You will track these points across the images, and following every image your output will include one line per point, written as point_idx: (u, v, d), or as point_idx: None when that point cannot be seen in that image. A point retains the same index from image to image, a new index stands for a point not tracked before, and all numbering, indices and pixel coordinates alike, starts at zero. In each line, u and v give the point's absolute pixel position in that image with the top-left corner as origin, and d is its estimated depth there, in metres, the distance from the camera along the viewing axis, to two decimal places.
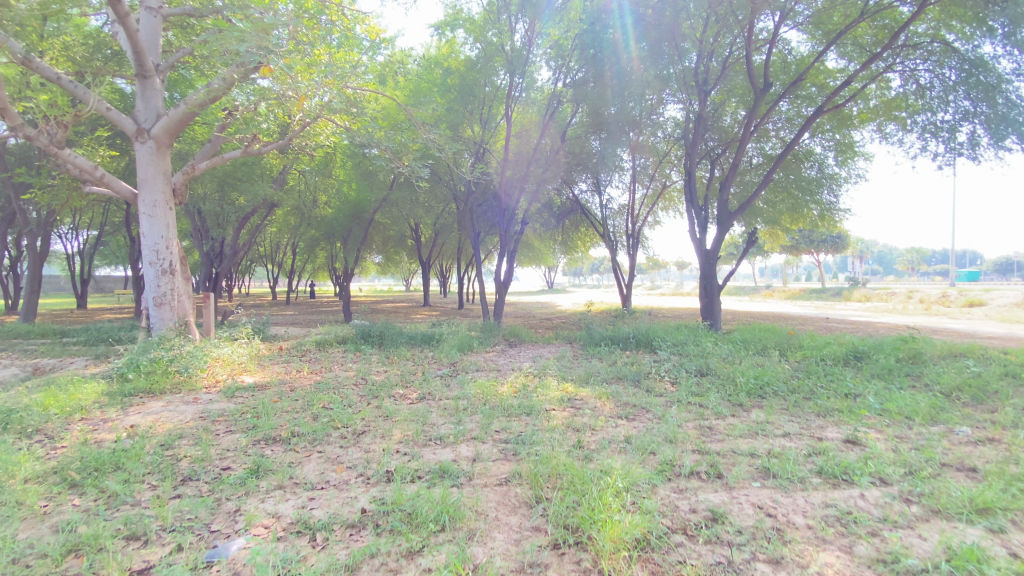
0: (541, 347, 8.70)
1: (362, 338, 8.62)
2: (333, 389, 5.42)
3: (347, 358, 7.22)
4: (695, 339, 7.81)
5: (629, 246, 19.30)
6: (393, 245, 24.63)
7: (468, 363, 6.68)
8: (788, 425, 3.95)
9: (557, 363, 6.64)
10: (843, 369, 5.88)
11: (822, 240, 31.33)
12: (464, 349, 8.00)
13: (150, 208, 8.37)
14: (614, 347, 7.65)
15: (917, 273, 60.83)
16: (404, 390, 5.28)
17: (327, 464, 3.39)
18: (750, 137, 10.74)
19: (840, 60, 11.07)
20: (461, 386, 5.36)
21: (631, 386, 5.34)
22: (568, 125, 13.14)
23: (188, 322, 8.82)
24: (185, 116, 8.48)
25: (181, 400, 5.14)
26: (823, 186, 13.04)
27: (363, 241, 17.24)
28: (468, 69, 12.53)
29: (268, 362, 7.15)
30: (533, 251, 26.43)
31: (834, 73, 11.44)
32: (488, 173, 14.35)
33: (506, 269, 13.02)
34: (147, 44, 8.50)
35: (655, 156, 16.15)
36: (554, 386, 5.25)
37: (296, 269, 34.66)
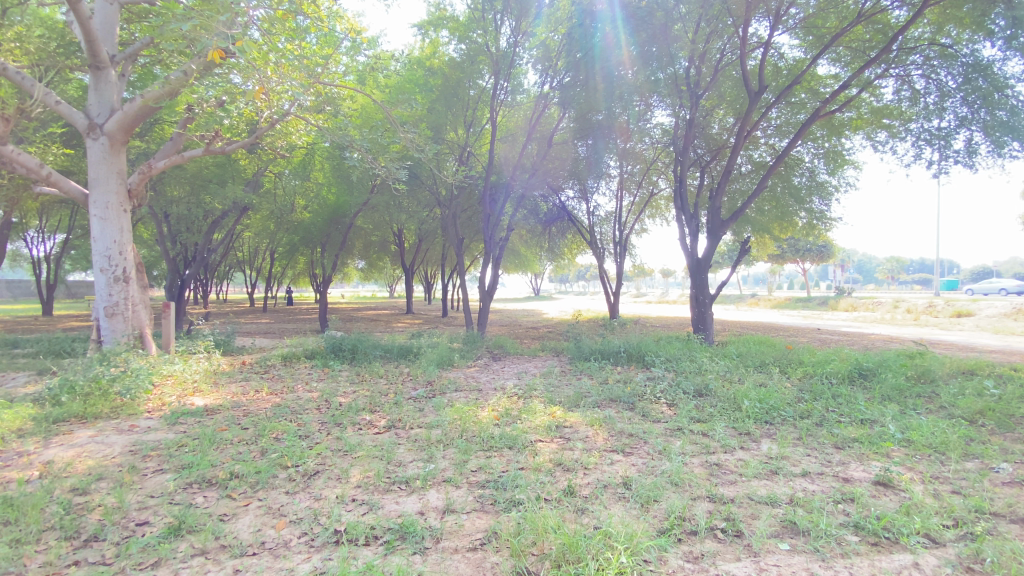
0: (527, 361, 8.18)
1: (333, 352, 7.98)
2: (291, 415, 4.81)
3: (313, 376, 6.59)
4: (689, 353, 7.35)
5: (616, 254, 18.90)
6: (376, 250, 23.91)
7: (446, 381, 6.12)
8: (806, 462, 3.47)
9: (543, 382, 6.10)
10: (851, 389, 5.44)
11: (806, 248, 31.47)
12: (443, 365, 7.43)
13: (101, 210, 7.67)
14: (605, 363, 7.15)
15: (897, 282, 61.71)
16: (371, 417, 4.69)
17: (266, 518, 2.81)
18: (744, 143, 10.32)
19: (832, 66, 10.82)
20: (436, 412, 4.79)
21: (625, 410, 4.83)
22: (555, 129, 12.65)
23: (144, 335, 8.12)
24: (141, 112, 7.79)
25: (115, 429, 4.48)
26: (813, 194, 12.73)
27: (341, 247, 16.60)
28: (452, 69, 12.00)
29: (225, 380, 6.49)
30: (519, 258, 25.96)
31: (825, 80, 11.19)
32: (471, 178, 13.80)
33: (491, 277, 12.44)
34: (102, 33, 7.82)
35: (643, 164, 15.80)
36: (540, 411, 4.72)
37: (276, 275, 33.71)
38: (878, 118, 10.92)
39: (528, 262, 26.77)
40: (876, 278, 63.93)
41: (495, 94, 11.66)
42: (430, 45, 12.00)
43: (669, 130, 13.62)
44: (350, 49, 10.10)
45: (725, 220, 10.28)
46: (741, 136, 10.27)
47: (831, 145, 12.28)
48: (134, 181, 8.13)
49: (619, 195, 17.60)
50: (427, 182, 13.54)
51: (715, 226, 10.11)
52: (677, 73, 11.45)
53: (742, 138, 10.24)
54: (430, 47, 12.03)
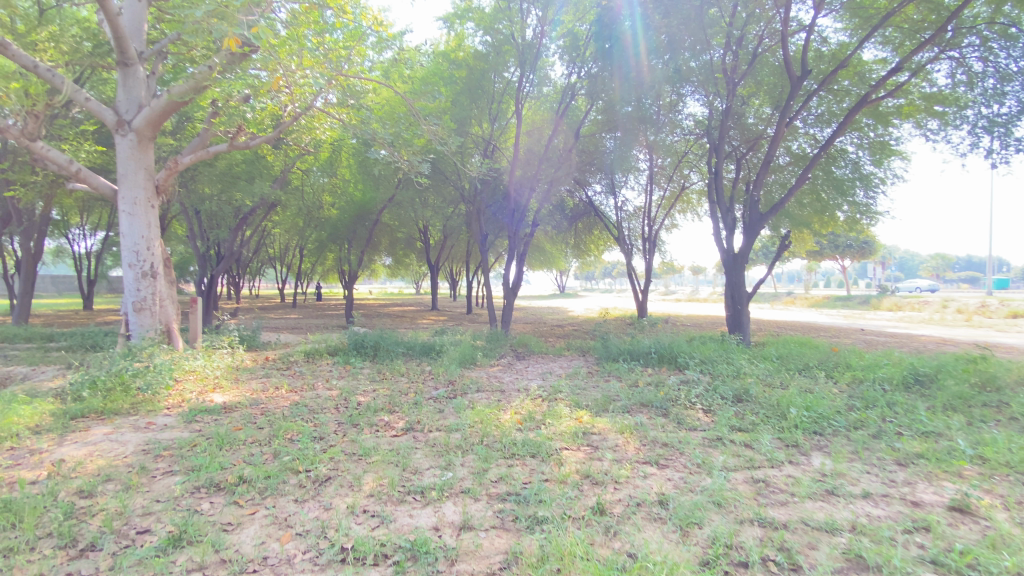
0: (552, 361, 7.90)
1: (355, 348, 7.86)
2: (308, 414, 4.67)
3: (334, 373, 6.45)
4: (725, 355, 6.94)
5: (645, 250, 18.38)
6: (402, 247, 23.96)
7: (468, 381, 5.89)
8: (866, 481, 3.11)
9: (570, 383, 5.81)
10: (908, 397, 4.99)
11: (846, 244, 30.09)
12: (466, 363, 7.21)
13: (129, 206, 7.71)
14: (634, 364, 6.80)
15: (941, 280, 58.90)
16: (389, 418, 4.50)
17: (272, 529, 2.62)
18: (784, 133, 9.72)
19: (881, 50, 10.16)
20: (457, 414, 4.56)
21: (658, 416, 4.51)
22: (582, 122, 12.25)
23: (171, 330, 8.15)
24: (167, 107, 7.79)
25: (132, 426, 4.41)
26: (856, 185, 11.98)
27: (367, 242, 16.64)
28: (477, 62, 11.75)
29: (247, 376, 6.42)
30: (545, 254, 25.63)
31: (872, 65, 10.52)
32: (496, 173, 13.54)
33: (515, 272, 12.14)
34: (130, 30, 7.86)
35: (673, 157, 15.26)
36: (566, 415, 4.44)
37: (305, 271, 34.27)
38: (929, 105, 10.19)
39: (553, 258, 26.41)
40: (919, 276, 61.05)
41: (521, 86, 11.36)
42: (455, 38, 11.77)
43: (702, 122, 13.06)
44: (377, 44, 9.99)
45: (764, 214, 9.70)
46: (780, 125, 9.66)
47: (876, 135, 11.54)
48: (161, 177, 8.17)
49: (649, 190, 17.13)
50: (452, 178, 13.36)
51: (753, 220, 9.54)
52: (711, 62, 10.96)
53: (782, 127, 9.64)
54: (455, 40, 11.81)
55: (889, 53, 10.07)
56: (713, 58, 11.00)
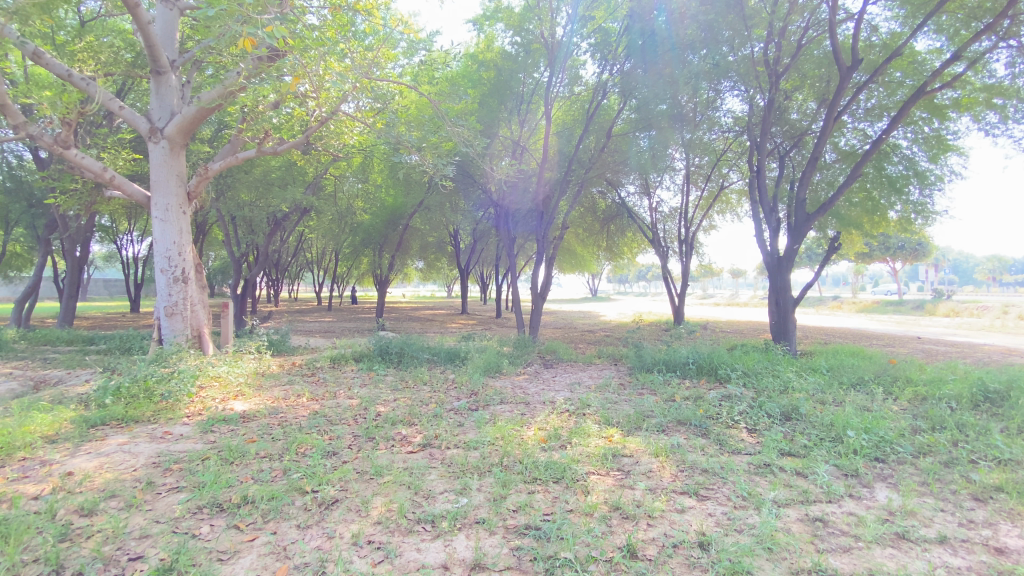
0: (582, 370, 7.54)
1: (379, 355, 7.68)
2: (324, 425, 4.49)
3: (356, 381, 6.30)
4: (770, 367, 6.43)
5: (681, 253, 17.76)
6: (433, 250, 24.02)
7: (492, 392, 5.62)
8: (943, 522, 2.67)
9: (599, 396, 5.47)
10: (982, 418, 4.42)
11: (898, 245, 28.42)
12: (491, 372, 6.94)
13: (162, 212, 7.82)
14: (670, 376, 6.38)
15: (1003, 283, 55.17)
16: (407, 431, 4.26)
17: (269, 560, 2.42)
18: (832, 127, 9.05)
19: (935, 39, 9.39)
20: (477, 429, 4.29)
21: (696, 437, 4.12)
22: (613, 123, 11.85)
23: (201, 334, 8.22)
24: (198, 114, 7.87)
25: (149, 436, 4.34)
26: (911, 183, 11.15)
27: (398, 246, 16.69)
28: (506, 63, 11.53)
29: (270, 383, 6.34)
30: (577, 257, 25.18)
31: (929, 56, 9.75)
32: (525, 175, 13.27)
33: (545, 277, 11.82)
34: (163, 39, 7.98)
35: (711, 156, 14.65)
36: (594, 434, 4.11)
37: (340, 274, 34.87)
38: (987, 98, 9.37)
39: (585, 261, 25.94)
40: (978, 278, 57.38)
41: (549, 88, 11.07)
42: (485, 40, 11.58)
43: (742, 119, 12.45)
44: (406, 49, 9.92)
45: (811, 213, 8.98)
46: (828, 120, 9.00)
47: (932, 129, 10.70)
48: (193, 183, 8.26)
49: (685, 190, 16.55)
50: (481, 181, 13.20)
51: (798, 221, 8.83)
52: (751, 55, 10.45)
53: (829, 121, 8.97)
54: (484, 42, 11.62)
55: (945, 43, 9.30)
56: (750, 53, 10.45)
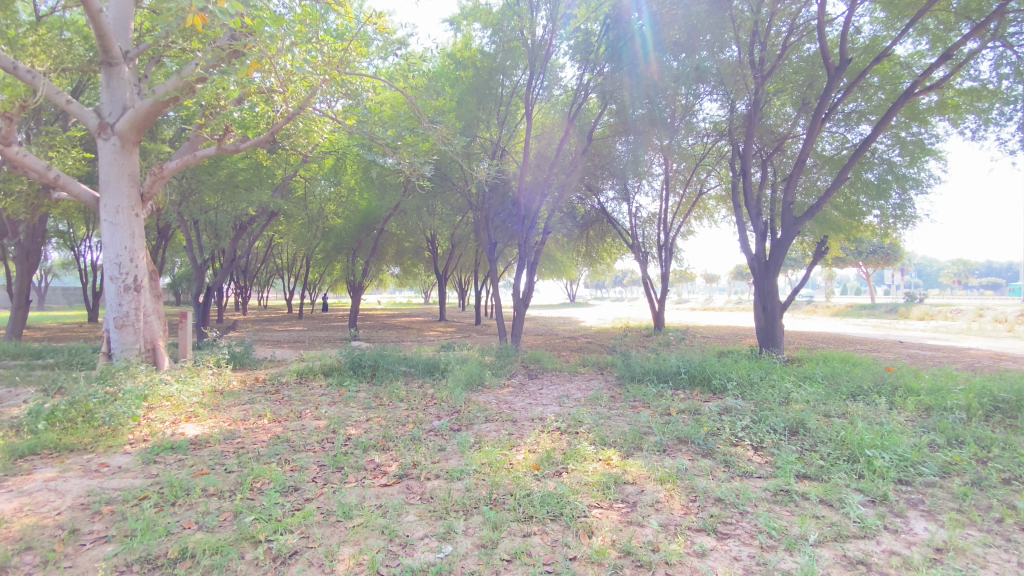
0: (569, 380, 7.16)
1: (351, 368, 7.07)
2: (287, 452, 3.98)
3: (326, 398, 5.77)
4: (766, 376, 6.14)
5: (660, 258, 17.62)
6: (410, 256, 23.43)
7: (476, 409, 5.19)
8: (999, 560, 2.37)
9: (591, 411, 5.09)
10: (997, 431, 4.22)
11: (872, 249, 28.89)
12: (473, 385, 6.47)
13: (112, 215, 7.15)
14: (663, 387, 6.03)
15: (962, 286, 57.42)
16: (381, 459, 3.79)
17: None
18: (819, 130, 8.91)
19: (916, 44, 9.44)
20: (460, 455, 3.84)
21: (702, 459, 3.76)
22: (595, 126, 11.58)
23: (156, 347, 7.54)
24: (153, 109, 7.23)
25: (81, 469, 3.75)
26: (891, 187, 11.16)
27: (372, 252, 16.11)
28: (485, 64, 11.13)
29: (229, 401, 5.75)
30: (556, 263, 24.91)
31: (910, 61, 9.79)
32: (504, 178, 12.87)
33: (526, 283, 11.40)
34: (116, 28, 7.33)
35: (690, 161, 14.57)
36: (592, 459, 3.72)
37: (313, 281, 33.82)
38: (969, 101, 9.48)
39: (564, 267, 25.69)
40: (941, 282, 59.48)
41: (530, 90, 10.73)
42: (463, 41, 11.20)
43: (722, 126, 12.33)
44: (381, 48, 9.46)
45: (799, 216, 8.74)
46: (815, 122, 8.84)
47: (909, 134, 10.76)
48: (147, 184, 7.58)
49: (664, 196, 16.46)
50: (459, 184, 12.75)
51: (787, 224, 8.60)
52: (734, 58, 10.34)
53: (817, 121, 8.82)
54: (463, 42, 11.24)
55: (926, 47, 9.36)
56: (732, 57, 10.36)
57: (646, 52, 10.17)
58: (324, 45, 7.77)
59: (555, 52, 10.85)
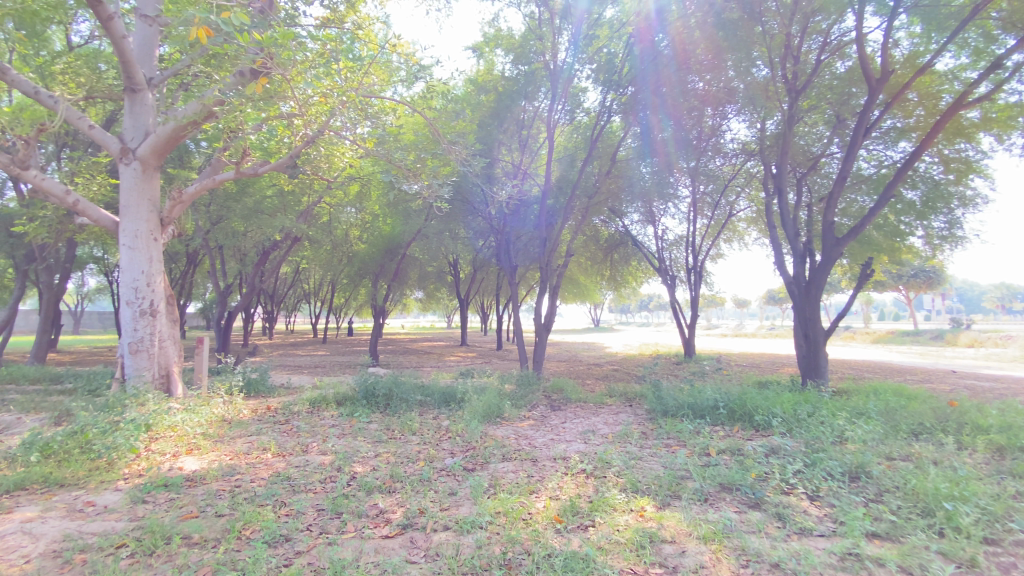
0: (594, 413, 6.67)
1: (365, 398, 6.73)
2: (285, 493, 3.63)
3: (336, 430, 5.44)
4: (813, 411, 5.56)
5: (689, 282, 17.02)
6: (432, 281, 23.31)
7: (493, 444, 4.78)
8: None
9: (620, 450, 4.63)
10: None
11: (911, 273, 27.51)
12: (492, 418, 6.05)
13: (130, 240, 7.03)
14: (699, 424, 5.51)
15: (1012, 311, 54.38)
16: (386, 504, 3.41)
17: None
18: (860, 146, 8.35)
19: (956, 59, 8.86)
20: (473, 502, 3.42)
21: (751, 512, 3.27)
22: (618, 149, 11.26)
23: (169, 373, 7.38)
24: (174, 134, 7.20)
25: (65, 509, 3.47)
26: (935, 208, 10.47)
27: (393, 278, 15.97)
28: (506, 89, 10.98)
29: (236, 431, 5.47)
30: (580, 287, 24.42)
31: (950, 77, 9.21)
32: (527, 201, 12.61)
33: (549, 307, 10.99)
34: (141, 56, 7.43)
35: (717, 183, 14.12)
36: (622, 510, 3.27)
37: (337, 305, 33.98)
38: (1013, 116, 8.95)
39: (589, 291, 25.18)
40: (987, 307, 56.52)
41: (552, 115, 10.51)
42: (485, 67, 11.14)
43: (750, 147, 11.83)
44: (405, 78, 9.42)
45: (843, 237, 8.13)
46: (856, 136, 8.28)
47: (951, 151, 10.11)
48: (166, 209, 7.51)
49: (692, 218, 15.98)
50: (480, 207, 12.56)
51: (830, 246, 7.99)
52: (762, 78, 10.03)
53: (858, 136, 8.25)
54: (484, 69, 11.17)
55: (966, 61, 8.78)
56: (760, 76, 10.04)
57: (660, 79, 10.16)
58: (345, 73, 7.79)
59: (577, 77, 10.70)
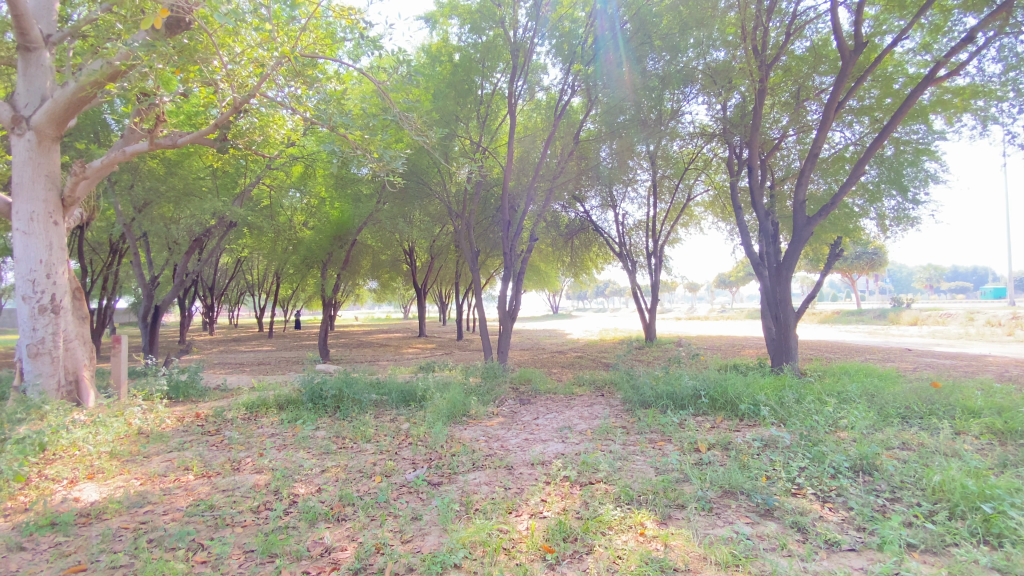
0: (567, 406, 6.21)
1: (310, 400, 5.95)
2: (204, 532, 2.90)
3: (275, 441, 4.68)
4: (798, 396, 5.28)
5: (649, 267, 16.86)
6: (387, 269, 22.25)
7: (461, 450, 4.20)
8: None
9: (604, 451, 4.15)
10: None
11: (855, 255, 28.71)
12: (457, 417, 5.45)
13: (24, 224, 5.64)
14: (682, 415, 5.12)
15: (936, 289, 58.58)
16: (333, 538, 2.78)
17: None
18: (830, 126, 8.15)
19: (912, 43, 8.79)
20: (443, 529, 2.84)
21: (767, 524, 2.85)
22: (579, 132, 10.73)
23: (81, 379, 6.08)
24: (80, 96, 5.81)
25: None
26: (889, 191, 10.59)
27: (343, 267, 14.90)
28: (462, 64, 10.16)
29: (152, 447, 4.60)
30: (540, 274, 24.00)
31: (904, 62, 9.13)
32: (485, 185, 11.92)
33: (512, 294, 10.39)
34: (36, 9, 6.09)
35: (677, 166, 13.91)
36: (621, 529, 2.78)
37: (285, 297, 32.13)
38: (964, 100, 9.00)
39: (548, 277, 24.83)
40: (916, 287, 60.59)
41: (511, 93, 9.85)
42: (438, 39, 10.29)
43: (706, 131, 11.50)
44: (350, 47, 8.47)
45: (813, 215, 7.95)
46: (826, 112, 8.01)
47: (899, 134, 10.14)
48: (69, 186, 6.09)
49: (651, 202, 15.71)
50: (436, 190, 11.76)
51: (800, 224, 7.78)
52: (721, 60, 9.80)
53: (830, 113, 8.05)
54: (438, 41, 10.31)
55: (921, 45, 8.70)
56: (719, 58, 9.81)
57: (619, 61, 9.82)
58: (282, 34, 6.84)
59: (538, 54, 10.05)
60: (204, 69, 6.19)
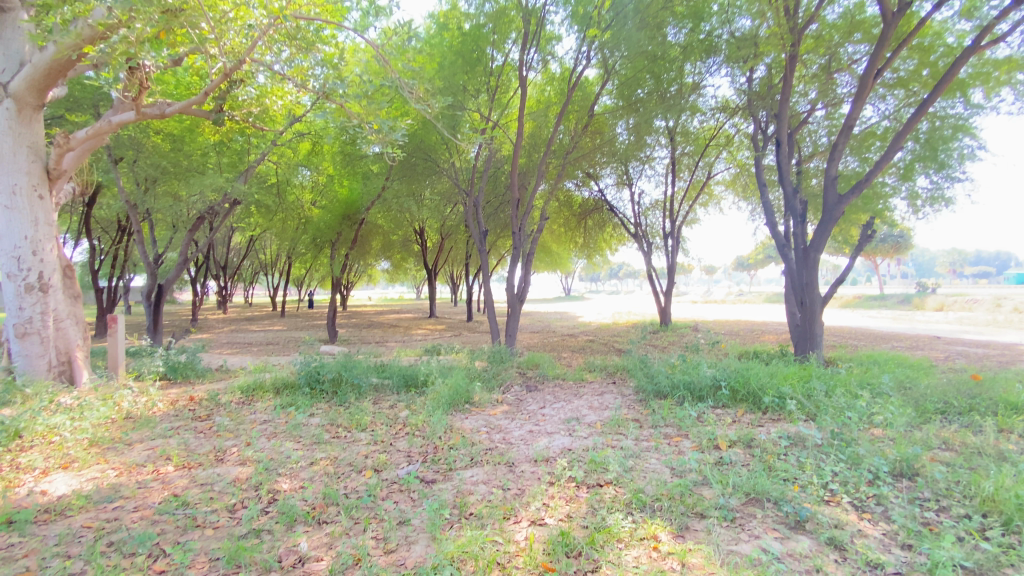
0: (576, 393, 5.89)
1: (308, 384, 5.70)
2: (169, 535, 2.65)
3: (265, 429, 4.44)
4: (826, 389, 4.87)
5: (666, 249, 16.32)
6: (398, 250, 21.98)
7: (460, 443, 3.90)
8: None
9: (614, 446, 3.82)
10: None
11: (882, 238, 27.68)
12: (459, 405, 5.15)
13: (6, 197, 5.39)
14: (700, 407, 4.77)
15: (962, 274, 56.79)
16: (307, 544, 2.51)
17: None
18: (865, 97, 7.53)
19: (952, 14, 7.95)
20: (430, 537, 2.55)
21: (797, 540, 2.50)
22: (592, 108, 10.21)
23: (74, 359, 5.94)
24: (58, 62, 5.50)
25: None
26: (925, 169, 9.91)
27: (352, 247, 14.62)
28: (470, 34, 9.62)
29: (136, 434, 4.38)
30: (553, 255, 23.52)
31: (944, 29, 8.42)
32: (494, 162, 11.47)
33: (522, 276, 10.01)
34: None
35: (696, 144, 13.27)
36: (630, 543, 2.45)
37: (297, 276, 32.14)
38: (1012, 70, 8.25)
39: (562, 258, 24.38)
40: (941, 271, 58.82)
41: (521, 66, 9.32)
42: (446, 8, 9.74)
43: (728, 107, 10.85)
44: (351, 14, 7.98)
45: (845, 193, 7.40)
46: (863, 80, 7.40)
47: (936, 109, 9.44)
48: (53, 158, 5.82)
49: (668, 180, 15.10)
50: (444, 167, 11.35)
51: (830, 203, 7.25)
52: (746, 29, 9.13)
53: (866, 84, 7.43)
54: (446, 10, 9.76)
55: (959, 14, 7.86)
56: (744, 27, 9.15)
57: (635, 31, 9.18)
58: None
59: (549, 23, 9.47)
60: (192, 33, 5.79)
